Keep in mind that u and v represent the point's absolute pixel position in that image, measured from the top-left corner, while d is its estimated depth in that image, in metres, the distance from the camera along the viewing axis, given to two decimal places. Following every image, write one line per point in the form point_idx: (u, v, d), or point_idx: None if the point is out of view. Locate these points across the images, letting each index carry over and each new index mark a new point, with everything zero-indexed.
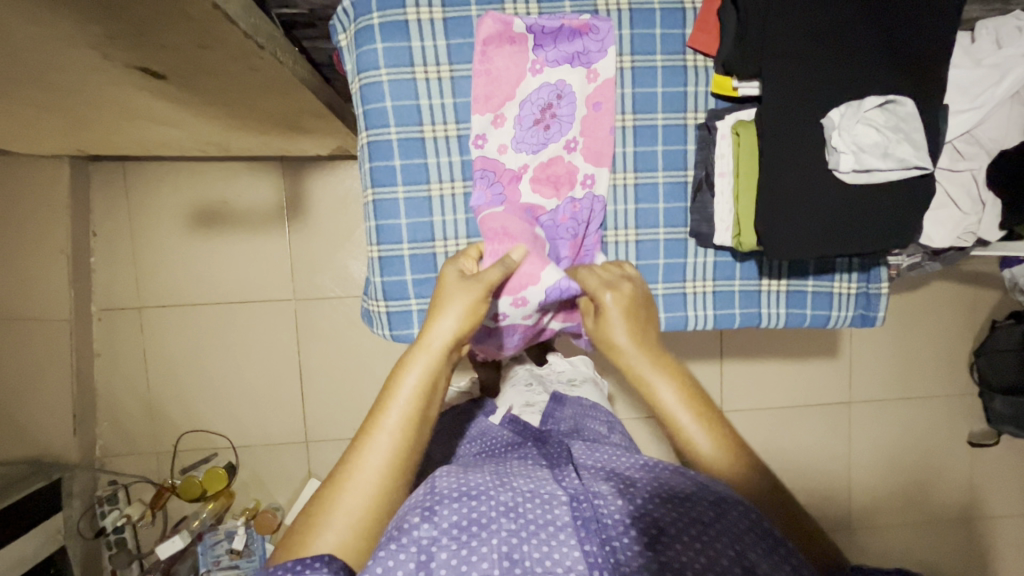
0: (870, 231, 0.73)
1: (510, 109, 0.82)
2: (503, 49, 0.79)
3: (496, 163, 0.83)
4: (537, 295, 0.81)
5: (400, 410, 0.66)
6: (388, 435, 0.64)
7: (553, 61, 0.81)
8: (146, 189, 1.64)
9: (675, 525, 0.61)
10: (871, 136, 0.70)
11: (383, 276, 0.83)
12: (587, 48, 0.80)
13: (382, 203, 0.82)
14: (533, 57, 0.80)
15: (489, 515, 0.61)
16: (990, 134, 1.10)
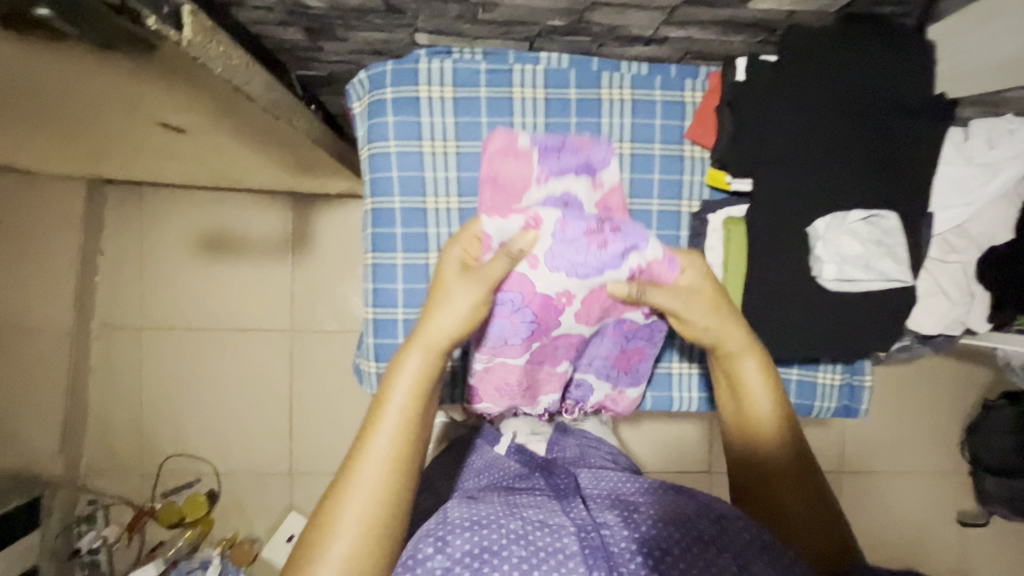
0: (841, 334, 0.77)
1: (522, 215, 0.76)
2: (508, 160, 0.78)
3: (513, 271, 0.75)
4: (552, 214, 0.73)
5: (395, 410, 0.67)
6: (387, 436, 0.67)
7: (557, 171, 0.78)
8: (157, 213, 1.68)
9: (672, 548, 0.69)
10: (854, 248, 0.74)
11: (376, 338, 0.85)
12: (591, 160, 0.79)
13: (381, 267, 0.84)
14: (538, 167, 0.78)
15: (501, 542, 0.67)
16: (981, 229, 1.12)
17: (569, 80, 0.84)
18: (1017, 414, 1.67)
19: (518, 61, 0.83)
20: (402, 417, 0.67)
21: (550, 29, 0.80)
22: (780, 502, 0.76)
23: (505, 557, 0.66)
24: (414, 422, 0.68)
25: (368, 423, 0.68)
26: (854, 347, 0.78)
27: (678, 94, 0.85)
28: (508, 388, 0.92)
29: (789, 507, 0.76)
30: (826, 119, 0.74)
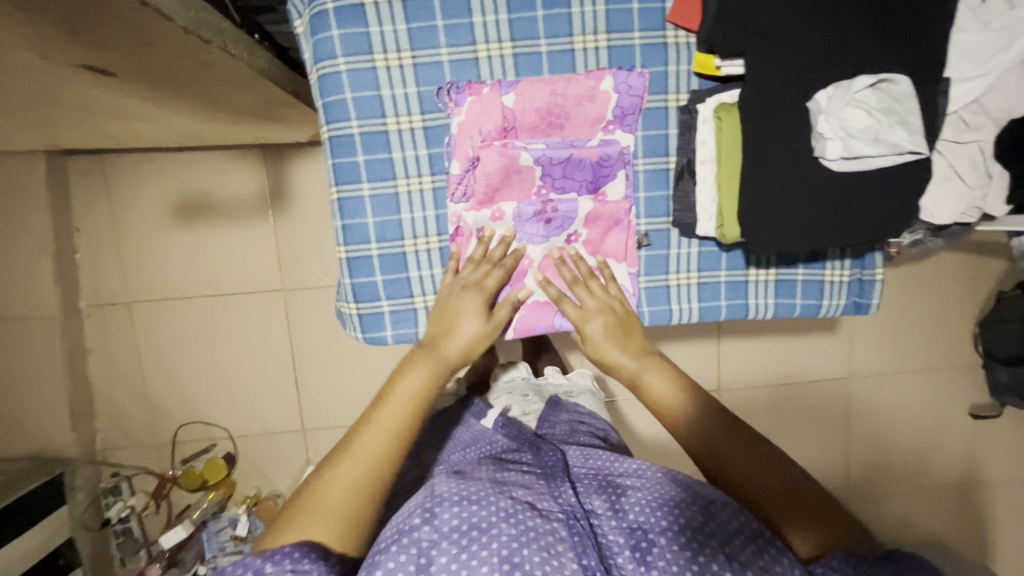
0: (852, 225, 0.71)
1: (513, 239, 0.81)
2: (510, 179, 0.79)
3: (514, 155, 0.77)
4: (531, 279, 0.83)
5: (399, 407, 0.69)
6: (379, 434, 0.67)
7: (559, 189, 0.80)
8: (127, 181, 1.60)
9: (666, 536, 0.65)
10: (862, 120, 0.66)
11: (352, 278, 0.80)
12: (596, 174, 0.79)
13: (347, 202, 0.78)
14: (539, 184, 0.80)
15: (490, 520, 0.65)
16: (998, 102, 1.03)
17: None
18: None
19: None
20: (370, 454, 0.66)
21: None
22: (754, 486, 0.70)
23: (488, 535, 0.64)
24: (415, 409, 0.69)
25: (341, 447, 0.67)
26: (867, 235, 0.72)
27: None
28: (492, 189, 0.79)
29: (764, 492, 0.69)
30: None
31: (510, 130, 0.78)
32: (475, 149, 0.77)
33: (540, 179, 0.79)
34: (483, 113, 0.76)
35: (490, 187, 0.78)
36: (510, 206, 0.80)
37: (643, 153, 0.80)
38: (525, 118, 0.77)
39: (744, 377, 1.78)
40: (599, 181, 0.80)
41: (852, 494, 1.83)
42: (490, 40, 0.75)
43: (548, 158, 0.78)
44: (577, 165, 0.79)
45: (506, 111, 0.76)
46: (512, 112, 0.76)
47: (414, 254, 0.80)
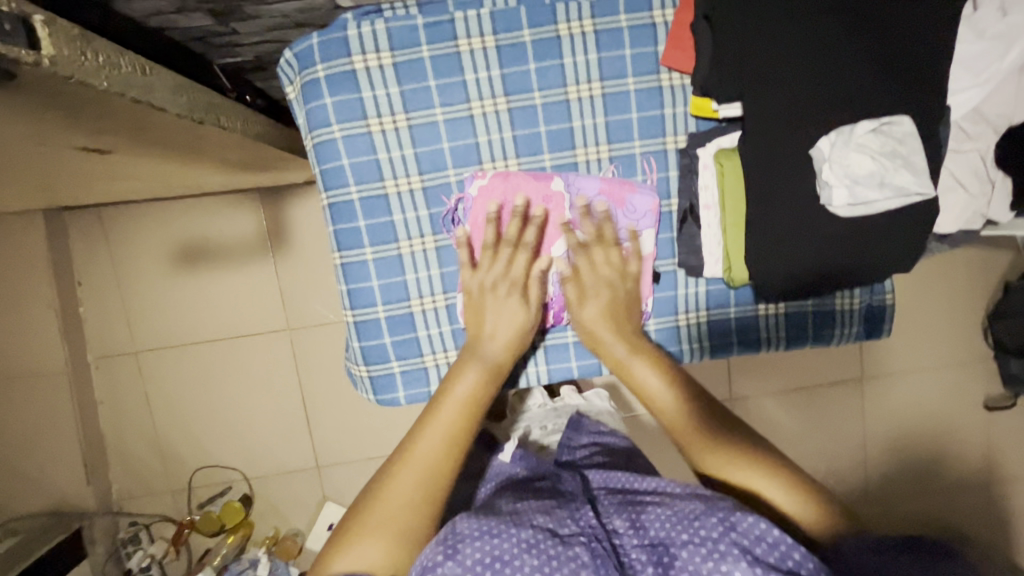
0: (860, 264, 0.71)
1: (543, 267, 0.78)
2: (538, 210, 0.76)
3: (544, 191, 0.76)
4: (547, 267, 0.78)
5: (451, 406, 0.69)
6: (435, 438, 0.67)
7: (586, 227, 0.78)
8: (126, 232, 1.60)
9: (725, 541, 0.58)
10: (866, 165, 0.65)
11: (361, 341, 0.79)
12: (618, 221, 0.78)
13: (351, 266, 0.77)
14: (565, 219, 0.77)
15: (511, 551, 0.59)
16: (997, 110, 1.02)
17: (520, 20, 0.73)
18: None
19: (459, 9, 0.73)
20: (418, 474, 0.66)
21: None
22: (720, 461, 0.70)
23: (512, 564, 0.58)
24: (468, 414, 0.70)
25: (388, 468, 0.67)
26: (879, 267, 0.71)
27: (646, 14, 0.75)
28: (516, 240, 0.77)
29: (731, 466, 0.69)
30: (819, 17, 0.66)
31: (516, 218, 0.76)
32: (503, 188, 0.75)
33: (566, 212, 0.77)
34: (488, 202, 0.75)
35: (518, 219, 0.76)
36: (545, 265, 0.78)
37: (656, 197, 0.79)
38: (528, 204, 0.76)
39: (756, 385, 1.78)
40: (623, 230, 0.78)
41: (875, 493, 1.82)
42: (484, 97, 0.75)
43: (575, 194, 0.76)
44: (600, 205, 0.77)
45: (505, 192, 0.75)
46: (512, 199, 0.76)
47: (421, 313, 0.79)
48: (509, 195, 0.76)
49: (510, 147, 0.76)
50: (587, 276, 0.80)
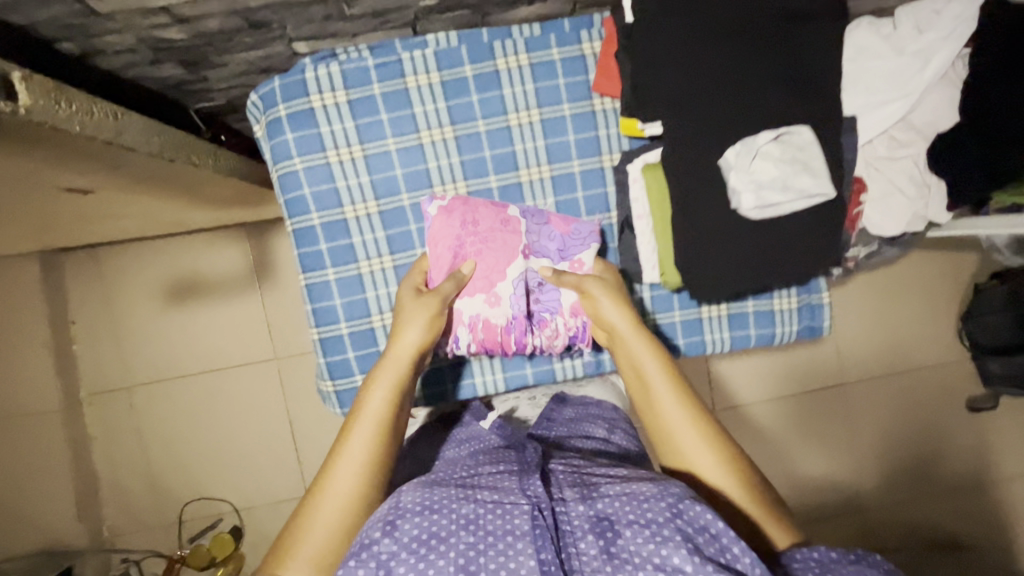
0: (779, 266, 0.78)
1: (504, 289, 0.81)
2: (495, 230, 0.81)
3: (502, 212, 0.81)
4: (508, 289, 0.81)
5: (364, 429, 0.70)
6: (350, 465, 0.67)
7: (542, 249, 0.82)
8: (120, 271, 1.67)
9: (669, 527, 0.60)
10: (770, 172, 0.73)
11: (326, 356, 0.84)
12: (571, 245, 0.82)
13: (315, 287, 0.83)
14: (525, 240, 0.81)
15: (450, 528, 0.61)
16: (924, 118, 1.10)
17: (462, 58, 0.81)
18: (1000, 289, 1.68)
19: (406, 49, 0.81)
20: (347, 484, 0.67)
21: (425, 9, 0.74)
22: (721, 502, 0.69)
23: (448, 540, 0.60)
24: (384, 420, 0.70)
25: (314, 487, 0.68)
26: (795, 268, 0.78)
27: (576, 47, 0.83)
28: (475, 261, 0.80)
29: (733, 509, 0.68)
30: (724, 42, 0.73)
31: (477, 238, 0.80)
32: (461, 209, 0.80)
33: (524, 232, 0.82)
34: (448, 220, 0.80)
35: (479, 239, 0.80)
36: (505, 288, 0.81)
37: (596, 209, 0.85)
38: (487, 225, 0.80)
39: (738, 395, 1.80)
40: (577, 251, 0.82)
41: (866, 500, 1.81)
42: (432, 126, 0.82)
43: (531, 214, 0.82)
44: (553, 228, 0.82)
45: (466, 215, 0.80)
46: (472, 221, 0.80)
47: (382, 327, 0.84)
48: (467, 214, 0.80)
49: (458, 171, 0.83)
50: (545, 298, 0.84)
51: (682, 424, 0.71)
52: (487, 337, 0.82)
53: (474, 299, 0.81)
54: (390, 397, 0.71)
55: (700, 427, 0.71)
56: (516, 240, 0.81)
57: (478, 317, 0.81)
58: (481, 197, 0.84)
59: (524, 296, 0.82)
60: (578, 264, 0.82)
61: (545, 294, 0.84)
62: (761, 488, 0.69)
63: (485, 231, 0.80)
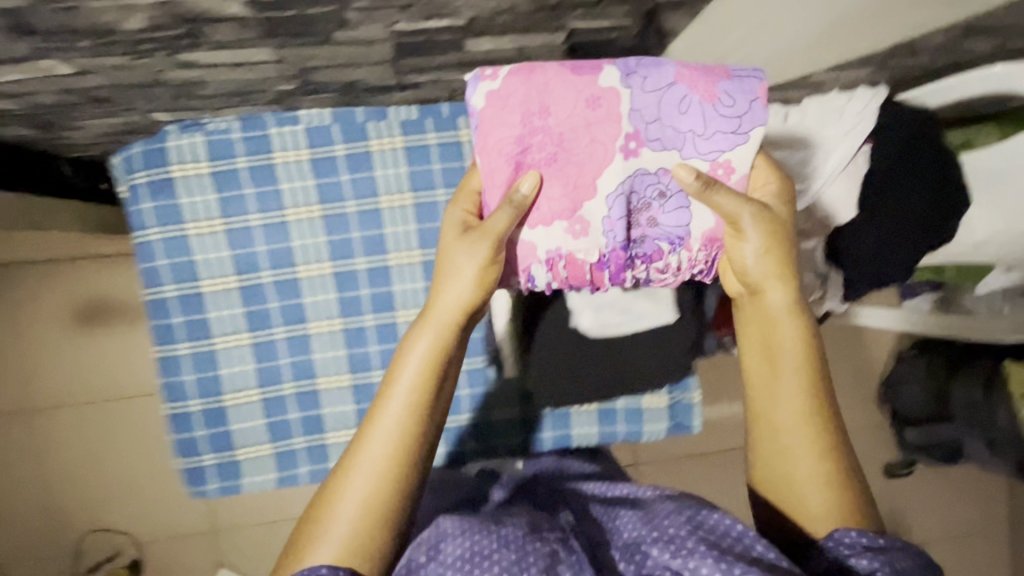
0: (626, 377, 0.76)
1: (593, 210, 0.61)
2: (574, 115, 0.59)
3: (596, 94, 0.59)
4: (598, 210, 0.61)
5: (394, 400, 0.57)
6: (386, 427, 0.57)
7: (653, 141, 0.60)
8: (29, 289, 1.60)
9: (692, 538, 0.53)
10: (607, 292, 0.71)
11: (174, 432, 0.81)
12: (699, 134, 0.60)
13: (166, 360, 0.80)
14: (627, 132, 0.60)
15: (494, 547, 0.52)
16: (820, 211, 0.99)
17: (333, 137, 0.79)
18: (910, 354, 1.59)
19: (276, 123, 0.79)
20: (380, 457, 0.56)
21: (285, 92, 0.72)
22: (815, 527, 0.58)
23: (491, 561, 0.51)
24: (423, 385, 0.58)
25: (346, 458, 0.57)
26: (642, 376, 0.76)
27: (454, 133, 0.81)
28: (553, 170, 0.60)
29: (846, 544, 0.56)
30: None
31: (552, 133, 0.59)
32: (540, 99, 0.58)
33: (626, 123, 0.59)
34: (508, 121, 0.58)
35: (558, 139, 0.59)
36: (599, 209, 0.61)
37: None
38: (564, 116, 0.59)
39: None
40: (719, 139, 0.60)
41: None
42: (299, 205, 0.80)
43: (640, 88, 0.59)
44: (681, 104, 0.60)
45: (532, 101, 0.58)
46: (540, 111, 0.59)
47: (235, 406, 0.81)
48: (535, 107, 0.59)
49: (324, 252, 0.81)
50: (663, 216, 0.62)
51: (806, 464, 0.58)
52: (571, 275, 0.64)
53: (552, 227, 0.61)
54: (430, 358, 0.58)
55: (816, 439, 0.59)
56: (611, 133, 0.59)
57: (554, 249, 0.62)
58: (345, 278, 0.82)
59: (625, 217, 0.62)
60: (720, 167, 0.61)
61: (662, 213, 0.62)
62: (856, 501, 0.58)
63: (558, 129, 0.58)
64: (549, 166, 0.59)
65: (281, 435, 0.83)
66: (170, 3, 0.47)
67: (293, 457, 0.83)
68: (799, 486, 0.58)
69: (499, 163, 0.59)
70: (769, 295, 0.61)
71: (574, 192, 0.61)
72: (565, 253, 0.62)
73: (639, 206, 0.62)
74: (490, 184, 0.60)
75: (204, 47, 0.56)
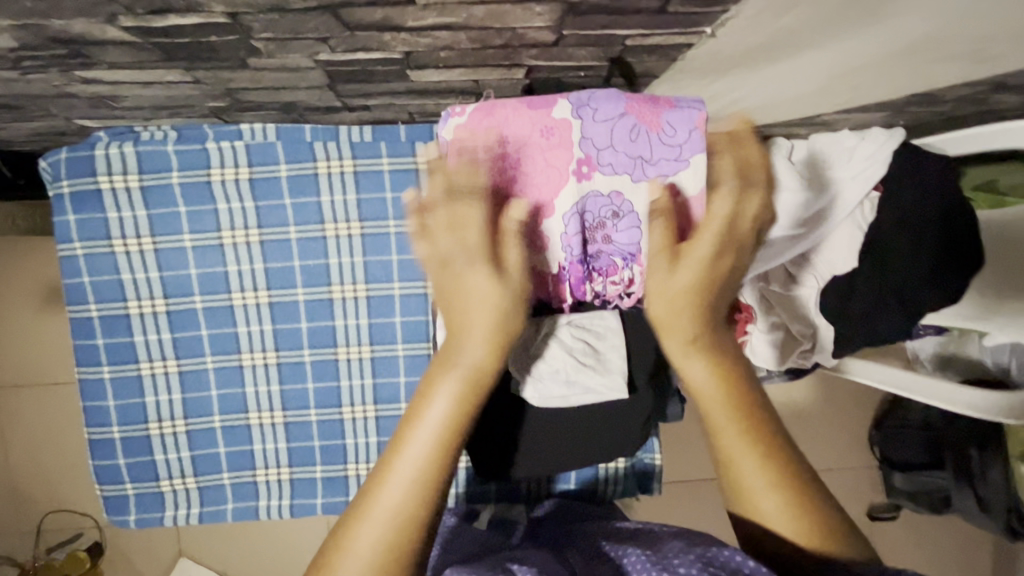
0: (575, 450, 0.67)
1: (553, 226, 0.55)
2: (527, 131, 0.54)
3: (543, 116, 0.54)
4: (559, 228, 0.55)
5: (407, 463, 0.45)
6: (400, 488, 0.44)
7: (608, 165, 0.54)
8: None
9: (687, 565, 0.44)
10: (555, 359, 0.61)
11: (94, 460, 0.76)
12: (658, 156, 0.54)
13: (86, 384, 0.74)
14: (579, 155, 0.54)
15: None
16: (823, 255, 0.87)
17: (277, 155, 0.72)
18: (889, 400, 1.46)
19: (215, 138, 0.72)
20: (391, 530, 0.44)
21: (219, 108, 0.65)
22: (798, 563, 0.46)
23: None
24: (450, 441, 0.45)
25: (349, 517, 0.45)
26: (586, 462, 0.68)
27: (410, 160, 0.74)
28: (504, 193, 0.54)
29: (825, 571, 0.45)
30: None
31: (507, 158, 0.54)
32: (490, 122, 0.54)
33: (578, 142, 0.54)
34: (469, 146, 0.54)
35: (509, 159, 0.54)
36: (557, 228, 0.55)
37: (411, 338, 0.77)
38: (524, 145, 0.54)
39: None
40: (670, 166, 0.54)
41: None
42: (236, 227, 0.73)
43: (588, 111, 0.54)
44: (632, 129, 0.54)
45: (493, 132, 0.54)
46: (501, 137, 0.54)
47: (160, 436, 0.76)
48: (484, 124, 0.54)
49: (261, 279, 0.74)
50: (620, 235, 0.56)
51: (765, 501, 0.47)
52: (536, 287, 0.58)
53: None
54: (456, 417, 0.46)
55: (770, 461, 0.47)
56: (565, 159, 0.54)
57: None
58: (283, 309, 0.75)
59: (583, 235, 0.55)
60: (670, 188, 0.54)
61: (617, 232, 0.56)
62: (821, 507, 0.47)
63: (509, 151, 0.54)
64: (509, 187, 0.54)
65: (208, 469, 0.77)
66: (34, 25, 0.41)
67: (221, 492, 0.78)
68: (752, 497, 0.47)
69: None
70: (672, 335, 0.49)
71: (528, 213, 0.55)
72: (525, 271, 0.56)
73: (599, 221, 0.56)
74: None
75: (101, 66, 0.49)
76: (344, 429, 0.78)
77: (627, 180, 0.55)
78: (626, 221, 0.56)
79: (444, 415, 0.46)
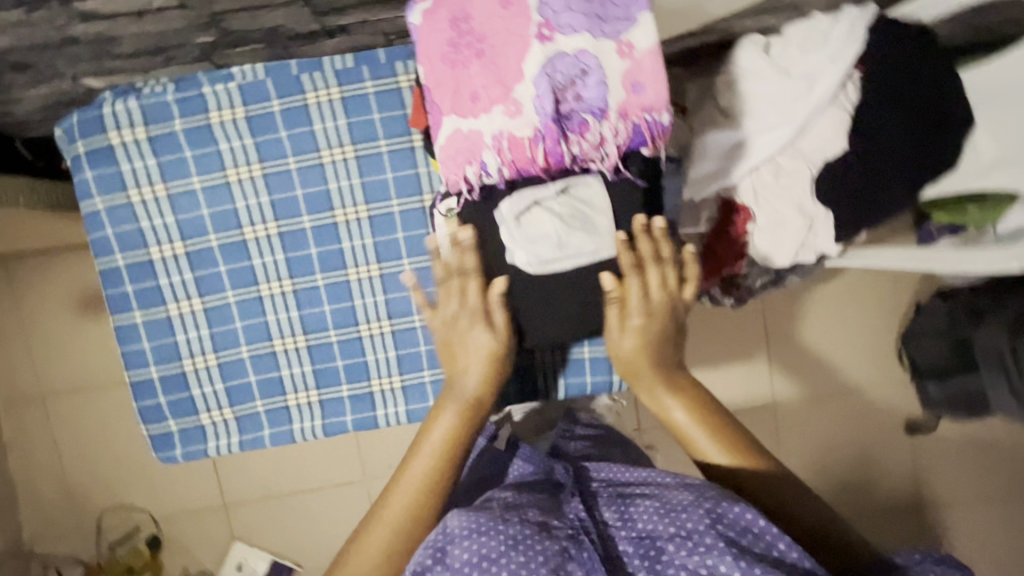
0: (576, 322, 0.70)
1: (524, 91, 0.59)
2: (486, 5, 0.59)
3: None
4: (529, 91, 0.59)
5: (426, 457, 0.68)
6: (411, 485, 0.67)
7: (567, 27, 0.58)
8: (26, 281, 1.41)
9: (710, 535, 0.56)
10: (544, 227, 0.64)
11: (138, 400, 0.81)
12: (611, 14, 0.58)
13: (122, 329, 0.80)
14: (538, 19, 0.58)
15: (500, 549, 0.57)
16: (810, 145, 0.89)
17: (268, 91, 0.77)
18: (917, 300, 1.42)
19: (210, 83, 0.77)
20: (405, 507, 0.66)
21: (208, 44, 0.70)
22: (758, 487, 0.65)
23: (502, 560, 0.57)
24: (448, 453, 0.68)
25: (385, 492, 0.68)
26: (588, 326, 0.71)
27: (392, 79, 0.78)
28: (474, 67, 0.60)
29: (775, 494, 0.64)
30: None
31: (472, 34, 0.59)
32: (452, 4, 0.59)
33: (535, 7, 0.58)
34: (437, 29, 0.60)
35: (475, 34, 0.59)
36: (527, 92, 0.59)
37: (414, 252, 0.81)
38: (483, 17, 0.59)
39: None
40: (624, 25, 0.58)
41: None
42: (239, 164, 0.78)
43: None
44: None
45: (454, 9, 0.59)
46: (463, 15, 0.59)
47: (192, 372, 0.81)
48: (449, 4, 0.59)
49: (267, 211, 0.79)
50: (587, 92, 0.59)
51: (715, 450, 0.68)
52: (517, 157, 0.61)
53: (491, 112, 0.60)
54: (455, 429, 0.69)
55: (724, 439, 0.68)
56: (524, 24, 0.58)
57: (490, 135, 0.60)
58: (291, 237, 0.80)
59: (554, 96, 0.59)
60: (627, 46, 0.59)
61: (585, 90, 0.59)
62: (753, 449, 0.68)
63: (473, 26, 0.59)
64: (479, 59, 0.59)
65: (242, 399, 0.82)
66: None
67: (256, 421, 0.82)
68: (705, 451, 0.68)
69: (430, 70, 0.61)
70: (636, 377, 0.72)
71: (498, 81, 0.59)
72: (504, 138, 0.60)
73: (567, 82, 0.59)
74: (439, 84, 0.61)
75: None
76: (363, 346, 0.82)
77: (587, 38, 0.58)
78: (591, 82, 0.59)
79: (445, 433, 0.69)
